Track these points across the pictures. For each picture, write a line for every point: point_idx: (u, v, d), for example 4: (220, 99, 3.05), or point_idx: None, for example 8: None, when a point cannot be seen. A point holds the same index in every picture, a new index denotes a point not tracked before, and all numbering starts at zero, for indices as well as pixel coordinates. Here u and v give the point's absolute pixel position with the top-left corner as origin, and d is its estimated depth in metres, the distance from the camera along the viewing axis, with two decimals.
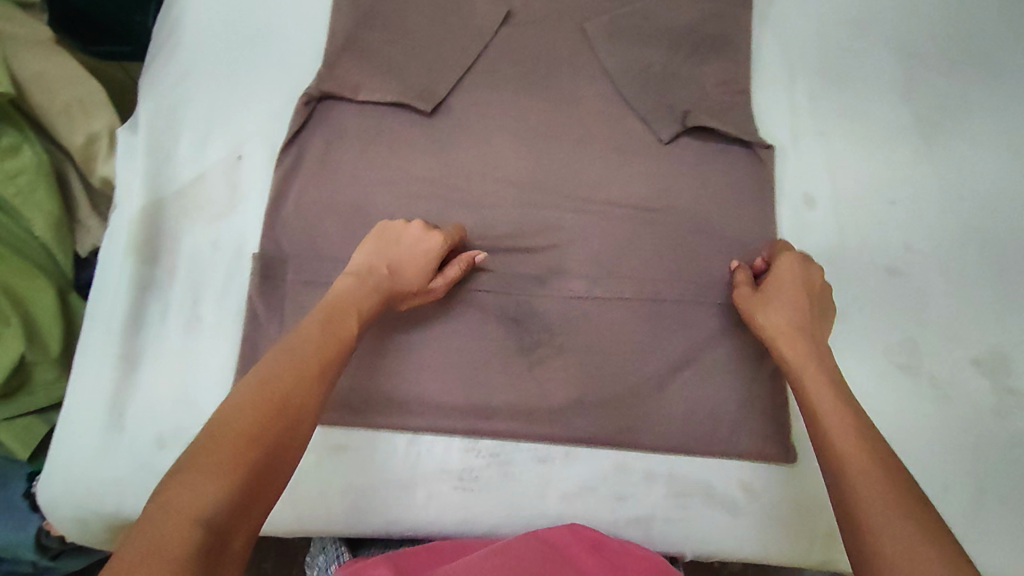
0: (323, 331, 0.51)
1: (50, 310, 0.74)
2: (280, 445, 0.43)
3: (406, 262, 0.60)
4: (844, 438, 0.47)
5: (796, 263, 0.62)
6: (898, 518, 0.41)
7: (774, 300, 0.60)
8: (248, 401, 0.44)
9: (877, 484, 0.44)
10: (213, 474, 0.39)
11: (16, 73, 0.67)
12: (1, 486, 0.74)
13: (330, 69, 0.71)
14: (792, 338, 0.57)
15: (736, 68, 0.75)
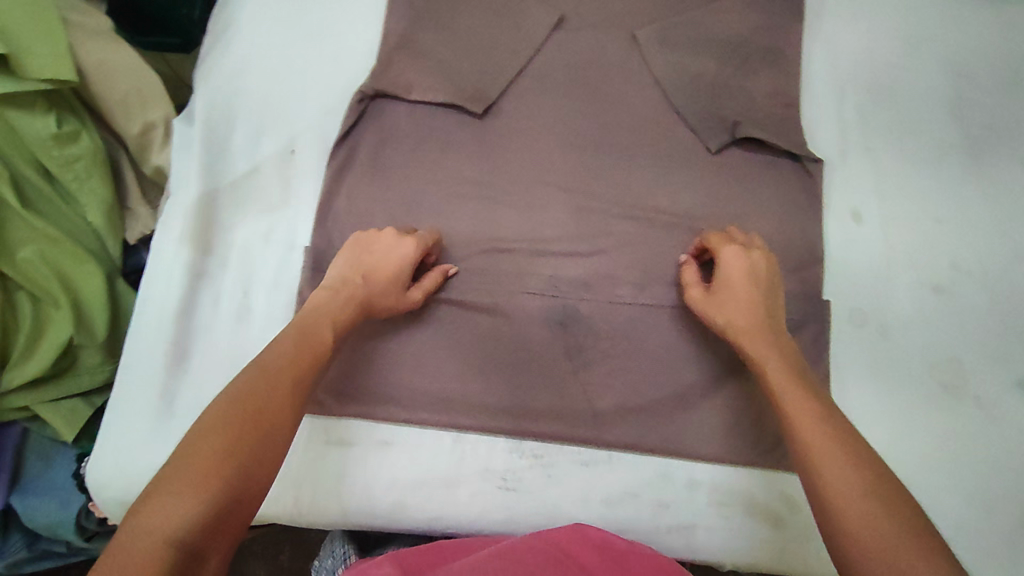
0: (296, 345, 0.53)
1: (99, 296, 0.74)
2: (257, 457, 0.45)
3: (381, 270, 0.60)
4: (817, 435, 0.48)
5: (742, 255, 0.62)
6: (883, 520, 0.41)
7: (729, 301, 0.59)
8: (222, 416, 0.46)
9: (854, 482, 0.44)
10: (189, 491, 0.41)
11: (81, 60, 0.67)
12: (49, 466, 0.77)
13: (384, 68, 0.72)
14: (747, 336, 0.57)
15: (785, 81, 0.75)
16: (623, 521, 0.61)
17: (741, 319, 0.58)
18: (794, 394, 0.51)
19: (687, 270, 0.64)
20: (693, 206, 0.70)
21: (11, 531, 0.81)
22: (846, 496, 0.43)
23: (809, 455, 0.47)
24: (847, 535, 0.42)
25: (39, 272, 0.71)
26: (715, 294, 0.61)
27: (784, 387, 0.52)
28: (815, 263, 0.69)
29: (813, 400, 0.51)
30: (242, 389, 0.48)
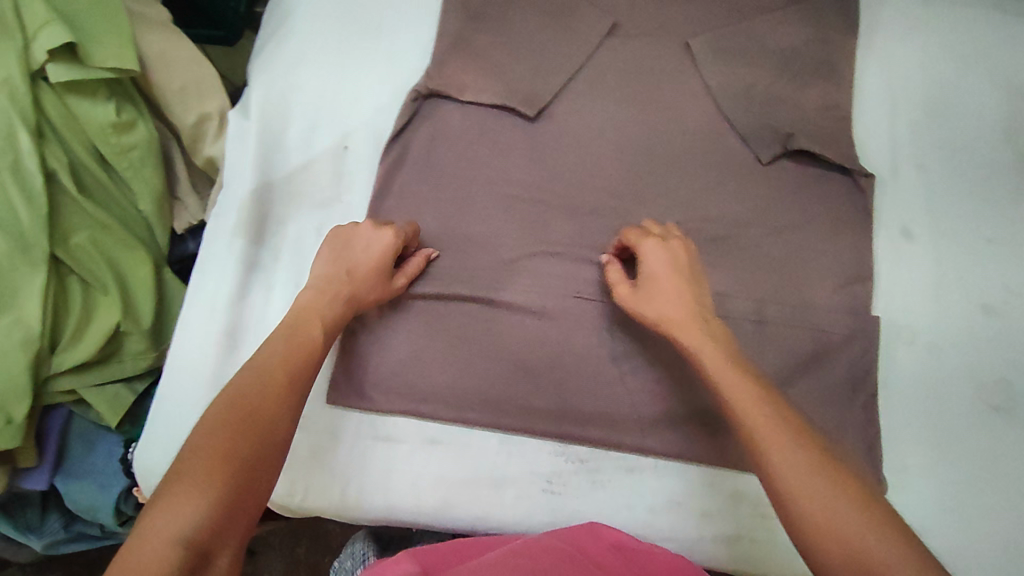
0: (286, 344, 0.54)
1: (146, 283, 0.75)
2: (259, 458, 0.47)
3: (361, 265, 0.60)
4: (767, 427, 0.49)
5: (664, 246, 0.62)
6: (844, 520, 0.43)
7: (659, 292, 0.60)
8: (223, 420, 0.47)
9: (814, 484, 0.45)
10: (194, 493, 0.43)
11: (141, 51, 0.69)
12: (94, 449, 0.78)
13: (438, 67, 0.72)
14: (677, 329, 0.57)
15: (838, 94, 0.74)
16: (666, 530, 0.61)
17: (672, 313, 0.58)
18: (735, 380, 0.52)
19: (613, 272, 0.63)
20: (744, 216, 0.71)
21: (49, 512, 0.84)
22: (804, 498, 0.45)
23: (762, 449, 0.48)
24: (812, 541, 0.44)
25: (90, 257, 0.72)
26: (644, 288, 0.61)
27: (719, 371, 0.53)
28: (864, 279, 0.69)
29: (754, 385, 0.52)
30: (241, 391, 0.49)
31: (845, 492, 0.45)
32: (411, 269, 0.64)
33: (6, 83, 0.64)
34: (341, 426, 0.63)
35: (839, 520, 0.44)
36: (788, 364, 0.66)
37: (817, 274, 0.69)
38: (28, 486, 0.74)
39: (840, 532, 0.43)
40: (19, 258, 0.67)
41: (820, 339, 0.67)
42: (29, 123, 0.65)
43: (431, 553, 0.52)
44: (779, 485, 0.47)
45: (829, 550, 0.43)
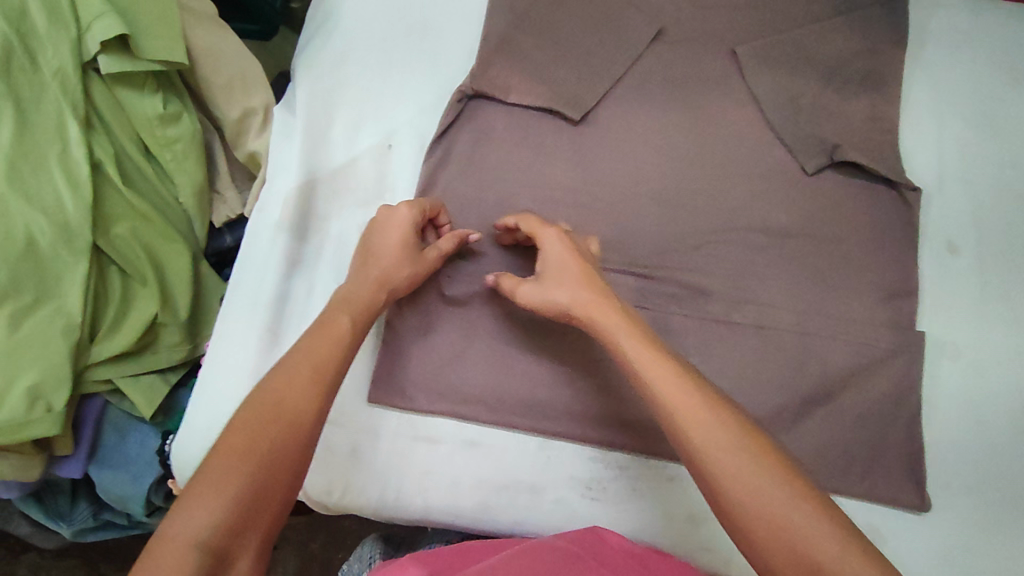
0: (315, 336, 0.53)
1: (184, 276, 0.76)
2: (282, 460, 0.46)
3: (385, 244, 0.60)
4: (684, 404, 0.48)
5: (563, 238, 0.60)
6: (778, 507, 0.43)
7: (562, 278, 0.58)
8: (248, 420, 0.46)
9: (740, 467, 0.45)
10: (213, 497, 0.43)
11: (190, 44, 0.69)
12: (134, 440, 0.78)
13: (483, 68, 0.72)
14: (594, 309, 0.55)
15: (885, 106, 0.73)
16: (703, 540, 0.61)
17: (578, 301, 0.56)
18: (650, 357, 0.51)
19: (507, 279, 0.61)
20: (789, 226, 0.70)
21: (79, 499, 0.84)
22: (732, 488, 0.44)
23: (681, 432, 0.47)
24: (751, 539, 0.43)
25: (131, 248, 0.72)
26: (546, 279, 0.59)
27: (632, 346, 0.52)
28: (909, 293, 0.68)
29: (668, 362, 0.51)
30: (268, 389, 0.48)
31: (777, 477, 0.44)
32: (450, 244, 0.63)
33: (59, 72, 0.65)
34: (380, 425, 0.63)
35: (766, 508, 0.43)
36: (830, 376, 0.66)
37: (861, 287, 0.68)
38: (63, 473, 0.75)
39: (774, 521, 0.43)
40: (63, 247, 0.67)
41: (863, 353, 0.66)
42: (78, 112, 0.66)
43: (442, 558, 0.51)
44: (719, 481, 0.45)
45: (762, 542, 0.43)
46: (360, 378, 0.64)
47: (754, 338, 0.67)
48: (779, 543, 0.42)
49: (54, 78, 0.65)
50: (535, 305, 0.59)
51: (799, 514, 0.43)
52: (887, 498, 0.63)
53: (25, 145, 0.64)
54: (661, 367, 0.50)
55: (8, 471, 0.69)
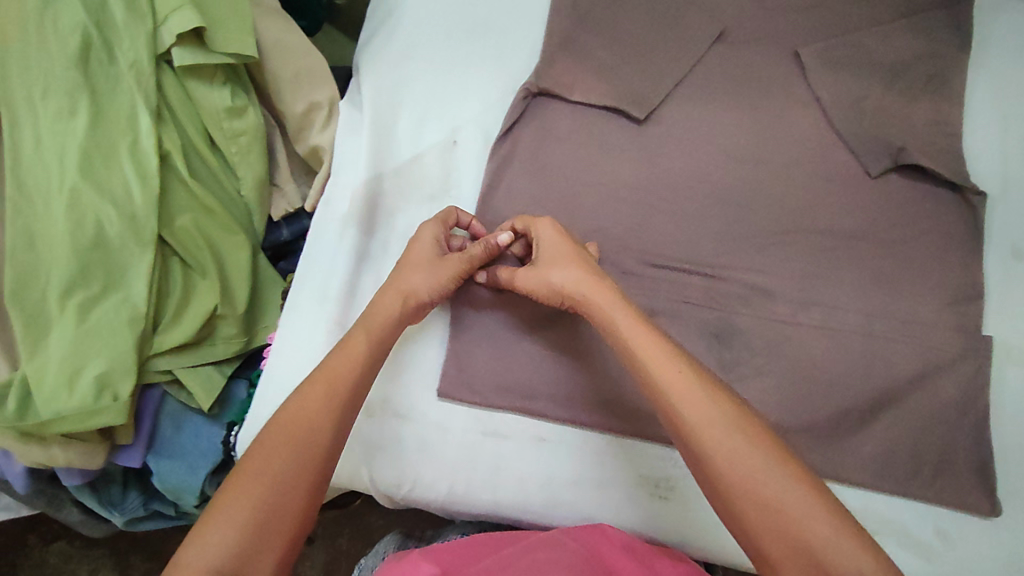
0: (341, 356, 0.55)
1: (242, 268, 0.75)
2: (296, 480, 0.48)
3: (406, 258, 0.62)
4: (676, 381, 0.50)
5: (555, 224, 0.62)
6: (757, 479, 0.46)
7: (553, 260, 0.60)
8: (265, 444, 0.49)
9: (732, 446, 0.47)
10: (232, 517, 0.45)
11: (261, 37, 0.70)
12: (198, 432, 0.79)
13: (548, 66, 0.72)
14: (589, 286, 0.57)
15: (950, 109, 0.72)
16: None
17: (568, 280, 0.58)
18: (643, 335, 0.53)
19: (503, 270, 0.63)
20: (853, 228, 0.70)
21: (129, 488, 0.84)
22: (721, 461, 0.47)
23: (671, 405, 0.50)
24: (739, 519, 0.46)
25: (192, 240, 0.72)
26: (540, 263, 0.60)
27: (619, 317, 0.55)
28: (976, 298, 0.68)
29: (661, 342, 0.53)
30: (286, 413, 0.51)
31: (771, 454, 0.47)
32: (478, 249, 0.62)
33: (134, 65, 0.66)
34: (447, 420, 0.65)
35: (750, 481, 0.46)
36: (894, 380, 0.66)
37: (925, 291, 0.68)
38: (123, 462, 0.76)
39: (767, 500, 0.45)
40: (131, 239, 0.67)
41: (928, 357, 0.66)
42: (151, 105, 0.67)
43: (448, 552, 0.53)
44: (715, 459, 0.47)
45: (750, 517, 0.45)
46: (429, 372, 0.66)
47: (818, 339, 0.67)
48: (771, 518, 0.45)
49: (129, 69, 0.66)
50: (531, 290, 0.61)
51: (785, 492, 0.45)
52: (954, 500, 0.64)
53: (98, 136, 0.65)
54: (648, 342, 0.53)
55: (74, 458, 0.70)
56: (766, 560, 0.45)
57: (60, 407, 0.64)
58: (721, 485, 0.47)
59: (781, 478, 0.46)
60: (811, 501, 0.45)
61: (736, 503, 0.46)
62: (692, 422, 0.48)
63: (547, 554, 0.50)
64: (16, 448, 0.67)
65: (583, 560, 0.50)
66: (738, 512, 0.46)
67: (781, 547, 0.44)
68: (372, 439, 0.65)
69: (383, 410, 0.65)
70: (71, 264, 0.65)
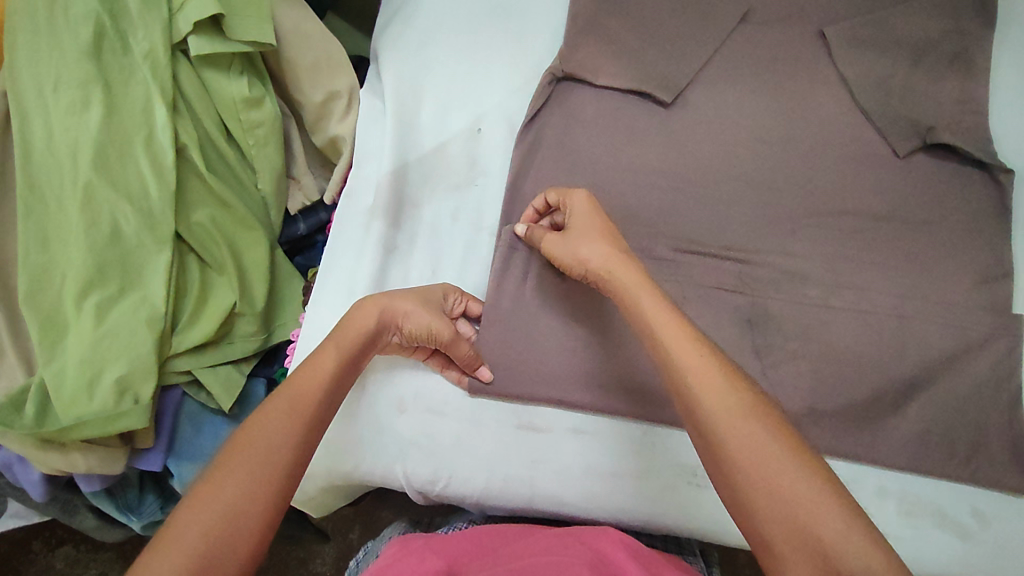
0: (307, 371, 0.51)
1: (262, 263, 0.73)
2: (256, 503, 0.42)
3: (414, 295, 0.59)
4: (699, 365, 0.46)
5: (589, 196, 0.59)
6: (781, 473, 0.41)
7: (582, 233, 0.57)
8: (223, 463, 0.43)
9: (748, 436, 0.42)
10: (180, 544, 0.39)
11: (277, 25, 0.68)
12: (219, 435, 0.75)
13: (573, 50, 0.70)
14: (619, 261, 0.54)
15: (976, 87, 0.71)
16: None
17: (595, 254, 0.55)
18: (663, 319, 0.49)
19: (538, 231, 0.62)
20: (882, 209, 0.69)
21: (147, 492, 0.81)
22: (735, 451, 0.42)
23: (691, 392, 0.45)
24: (747, 508, 0.41)
25: (210, 237, 0.70)
26: (568, 233, 0.58)
27: (648, 304, 0.50)
28: (1007, 276, 0.67)
29: (683, 323, 0.48)
30: (251, 427, 0.46)
31: (785, 442, 0.42)
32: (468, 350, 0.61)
33: (149, 55, 0.64)
34: (481, 415, 0.63)
35: (769, 476, 0.41)
36: (929, 360, 0.65)
37: (955, 270, 0.68)
38: (142, 466, 0.72)
39: (780, 494, 0.40)
40: (147, 236, 0.64)
41: (961, 337, 0.65)
42: (165, 95, 0.65)
43: (451, 545, 0.52)
44: (726, 448, 0.43)
45: (758, 506, 0.41)
46: None
47: (851, 320, 0.66)
48: (781, 508, 0.40)
49: (144, 59, 0.64)
50: (557, 258, 0.58)
51: (799, 482, 0.40)
52: (990, 481, 0.63)
53: (112, 129, 0.63)
54: (674, 331, 0.48)
55: (95, 463, 0.67)
56: (771, 553, 0.40)
57: (83, 411, 0.62)
58: (732, 478, 0.42)
59: (798, 470, 0.41)
60: (824, 493, 0.40)
61: (744, 493, 0.41)
62: (705, 410, 0.44)
63: (553, 556, 0.47)
64: (34, 455, 0.65)
65: (590, 564, 0.46)
66: (748, 501, 0.41)
67: (792, 541, 0.39)
68: (404, 435, 0.63)
69: (415, 404, 0.64)
70: (87, 263, 0.62)
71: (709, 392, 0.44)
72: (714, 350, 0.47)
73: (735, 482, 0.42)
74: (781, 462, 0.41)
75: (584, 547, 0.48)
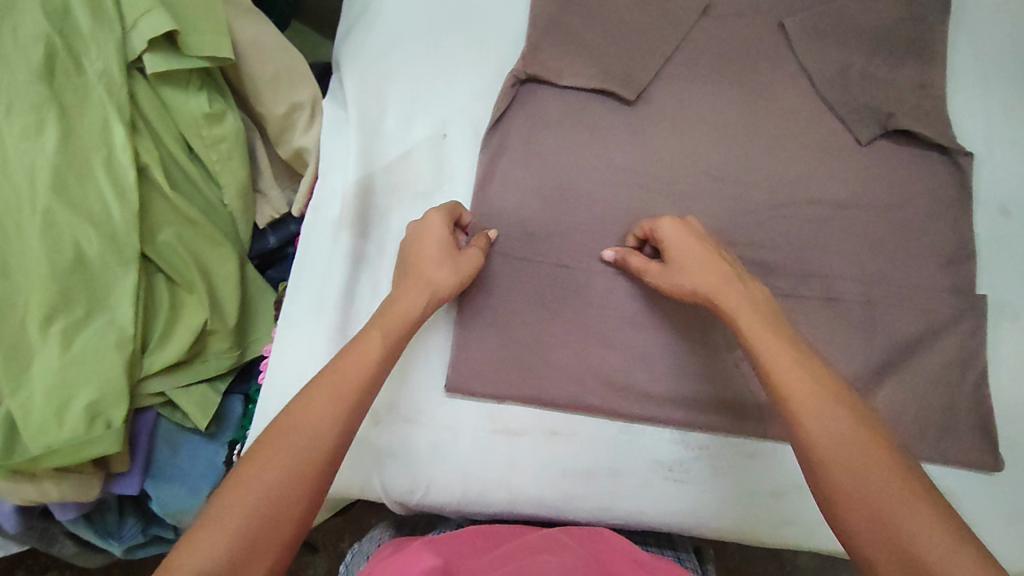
0: (352, 357, 0.52)
1: (231, 279, 0.72)
2: (302, 482, 0.45)
3: (428, 250, 0.59)
4: (801, 392, 0.48)
5: (682, 225, 0.60)
6: (883, 495, 0.43)
7: (689, 266, 0.58)
8: (273, 439, 0.46)
9: (846, 455, 0.45)
10: (234, 509, 0.43)
11: (236, 39, 0.68)
12: (198, 455, 0.76)
13: (535, 51, 0.70)
14: (728, 290, 0.56)
15: (932, 74, 0.73)
16: (786, 514, 0.62)
17: (705, 283, 0.56)
18: (769, 345, 0.51)
19: (633, 258, 0.62)
20: (846, 196, 0.70)
21: (126, 515, 0.80)
22: (838, 475, 0.45)
23: (794, 416, 0.48)
24: (843, 524, 0.44)
25: (177, 255, 0.69)
26: (670, 266, 0.59)
27: (756, 334, 0.52)
28: (970, 257, 0.68)
29: (783, 340, 0.52)
30: (298, 409, 0.48)
31: (883, 465, 0.44)
32: (482, 241, 0.62)
33: (104, 75, 0.63)
34: (457, 420, 0.63)
35: (867, 495, 0.43)
36: (897, 344, 0.66)
37: (920, 253, 0.69)
38: (119, 489, 0.72)
39: (877, 510, 0.43)
40: (112, 258, 0.64)
41: (927, 319, 0.67)
42: (123, 115, 0.64)
43: (448, 545, 0.50)
44: (820, 468, 0.46)
45: (857, 528, 0.43)
46: (434, 370, 0.64)
47: (821, 309, 0.67)
48: (884, 531, 0.42)
49: (99, 80, 0.63)
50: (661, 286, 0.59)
51: (896, 502, 0.43)
52: (962, 460, 0.64)
53: (70, 152, 0.62)
54: (782, 353, 0.51)
55: (68, 492, 0.66)
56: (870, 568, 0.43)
57: (51, 440, 0.61)
58: (827, 494, 0.45)
59: (898, 491, 0.43)
60: (925, 514, 0.42)
61: (841, 515, 0.44)
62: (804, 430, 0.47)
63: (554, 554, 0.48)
64: (5, 488, 0.64)
65: (589, 565, 0.48)
66: (844, 522, 0.44)
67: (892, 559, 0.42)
68: (381, 447, 0.62)
69: (390, 416, 0.63)
70: (51, 290, 0.61)
71: (813, 416, 0.47)
72: (820, 370, 0.50)
73: (831, 502, 0.45)
74: (883, 485, 0.44)
75: (579, 547, 0.51)
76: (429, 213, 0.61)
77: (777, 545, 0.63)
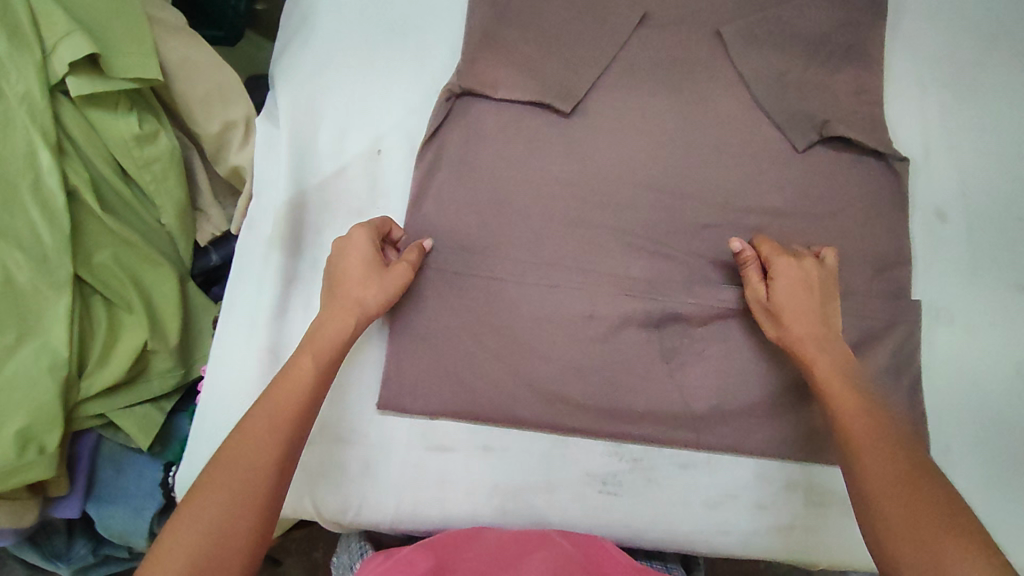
0: (282, 390, 0.53)
1: (172, 299, 0.72)
2: (245, 516, 0.47)
3: (351, 272, 0.59)
4: (862, 432, 0.54)
5: (798, 267, 0.62)
6: (924, 524, 0.48)
7: (790, 315, 0.61)
8: (212, 477, 0.47)
9: (896, 494, 0.50)
10: (175, 550, 0.44)
11: (162, 58, 0.67)
12: (137, 477, 0.75)
13: (470, 64, 0.70)
14: (816, 343, 0.60)
15: (868, 81, 0.73)
16: (723, 522, 0.64)
17: (800, 330, 0.61)
18: (842, 391, 0.57)
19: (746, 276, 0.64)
20: (782, 204, 0.70)
21: (75, 538, 0.79)
22: (884, 503, 0.50)
23: (853, 452, 0.54)
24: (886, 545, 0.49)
25: (114, 276, 0.68)
26: (771, 310, 0.62)
27: (832, 380, 0.58)
28: (902, 263, 0.69)
29: (857, 394, 0.57)
30: (234, 445, 0.49)
31: (926, 498, 0.49)
32: (412, 253, 0.62)
33: (25, 97, 0.62)
34: (389, 440, 0.63)
35: (914, 527, 0.48)
36: None
37: (855, 260, 0.69)
38: (60, 513, 0.72)
39: (916, 536, 0.48)
40: (43, 283, 0.63)
41: (862, 326, 0.67)
42: (49, 139, 0.63)
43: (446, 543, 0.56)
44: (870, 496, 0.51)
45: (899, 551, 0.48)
46: (367, 387, 0.64)
47: None
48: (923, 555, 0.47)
49: (20, 104, 0.61)
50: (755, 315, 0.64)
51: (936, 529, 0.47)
52: None
53: None
54: (852, 405, 0.56)
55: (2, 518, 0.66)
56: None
57: None
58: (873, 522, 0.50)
59: (942, 528, 0.47)
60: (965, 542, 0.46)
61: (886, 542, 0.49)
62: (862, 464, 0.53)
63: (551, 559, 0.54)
64: None
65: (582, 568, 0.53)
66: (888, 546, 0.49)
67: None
68: (313, 467, 0.62)
69: (322, 435, 0.63)
70: None
71: (869, 454, 0.53)
72: (884, 415, 0.55)
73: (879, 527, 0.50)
74: (924, 515, 0.48)
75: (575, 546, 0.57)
76: (354, 229, 0.61)
77: (711, 553, 0.64)
